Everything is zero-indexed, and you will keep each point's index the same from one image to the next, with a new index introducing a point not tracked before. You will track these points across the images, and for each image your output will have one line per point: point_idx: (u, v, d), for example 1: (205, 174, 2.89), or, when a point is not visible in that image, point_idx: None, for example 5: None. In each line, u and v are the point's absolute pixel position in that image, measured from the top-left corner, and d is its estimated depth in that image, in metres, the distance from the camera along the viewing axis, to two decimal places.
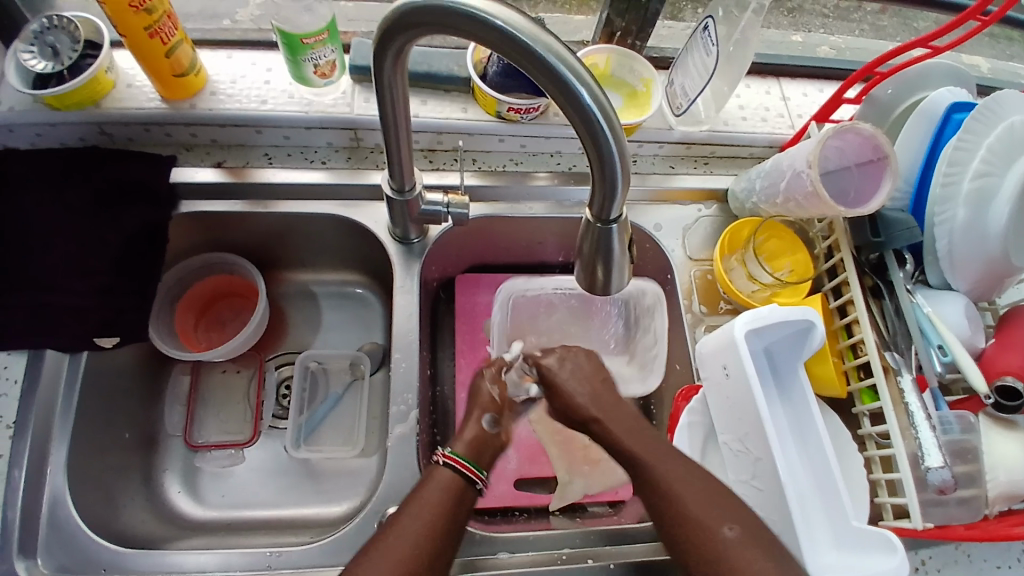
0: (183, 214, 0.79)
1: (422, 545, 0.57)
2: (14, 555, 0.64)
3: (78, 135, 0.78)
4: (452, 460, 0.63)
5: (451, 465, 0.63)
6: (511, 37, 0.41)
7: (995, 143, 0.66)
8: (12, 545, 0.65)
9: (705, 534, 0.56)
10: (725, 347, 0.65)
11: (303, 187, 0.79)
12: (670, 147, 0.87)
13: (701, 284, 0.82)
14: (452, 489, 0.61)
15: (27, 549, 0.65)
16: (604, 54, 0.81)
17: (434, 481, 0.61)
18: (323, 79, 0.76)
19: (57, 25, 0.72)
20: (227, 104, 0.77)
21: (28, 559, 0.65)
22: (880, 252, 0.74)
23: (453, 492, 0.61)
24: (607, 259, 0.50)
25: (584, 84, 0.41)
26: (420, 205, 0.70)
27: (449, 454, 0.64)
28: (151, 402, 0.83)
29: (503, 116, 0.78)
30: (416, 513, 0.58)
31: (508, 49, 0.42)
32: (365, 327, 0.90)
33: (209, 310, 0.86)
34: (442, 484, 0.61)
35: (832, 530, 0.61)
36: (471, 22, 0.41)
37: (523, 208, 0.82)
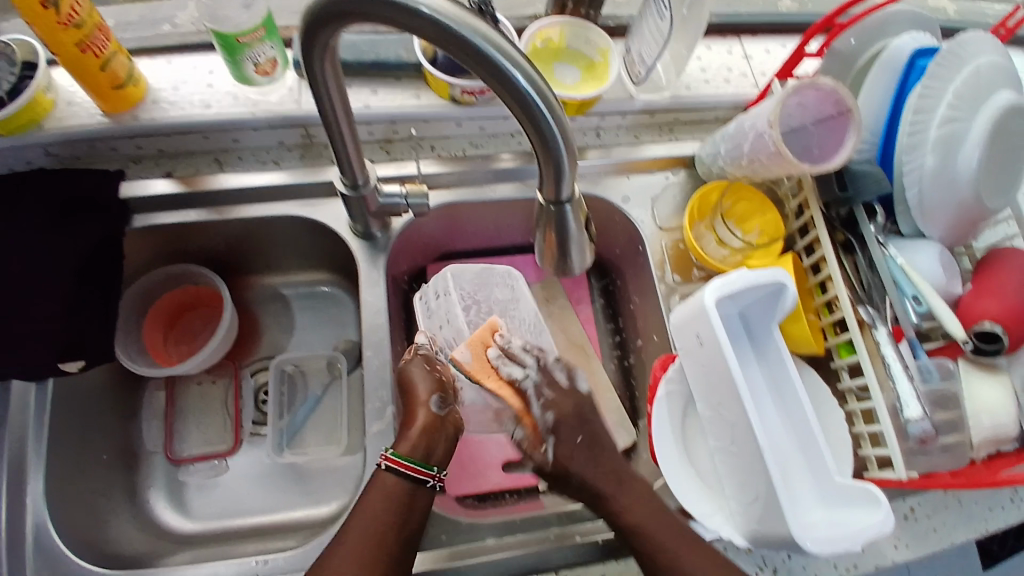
0: (137, 227, 0.77)
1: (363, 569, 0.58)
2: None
3: (26, 158, 0.76)
4: (395, 464, 0.63)
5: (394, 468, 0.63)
6: (440, 25, 0.39)
7: (962, 88, 0.66)
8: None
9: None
10: (698, 316, 0.64)
11: (259, 190, 0.77)
12: (633, 117, 0.85)
13: (673, 254, 0.80)
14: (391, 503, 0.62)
15: None
16: (557, 27, 0.79)
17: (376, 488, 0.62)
18: (266, 77, 0.74)
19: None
20: (171, 112, 0.74)
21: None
22: (850, 207, 0.73)
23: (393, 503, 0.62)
24: (569, 239, 0.50)
25: (519, 71, 0.40)
26: (378, 199, 0.68)
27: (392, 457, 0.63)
28: (128, 420, 0.82)
29: (457, 99, 0.76)
30: (352, 533, 0.60)
31: (438, 38, 0.40)
32: (339, 324, 0.89)
33: (177, 321, 0.85)
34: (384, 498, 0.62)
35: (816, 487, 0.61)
36: (400, 11, 0.40)
37: (488, 190, 0.80)
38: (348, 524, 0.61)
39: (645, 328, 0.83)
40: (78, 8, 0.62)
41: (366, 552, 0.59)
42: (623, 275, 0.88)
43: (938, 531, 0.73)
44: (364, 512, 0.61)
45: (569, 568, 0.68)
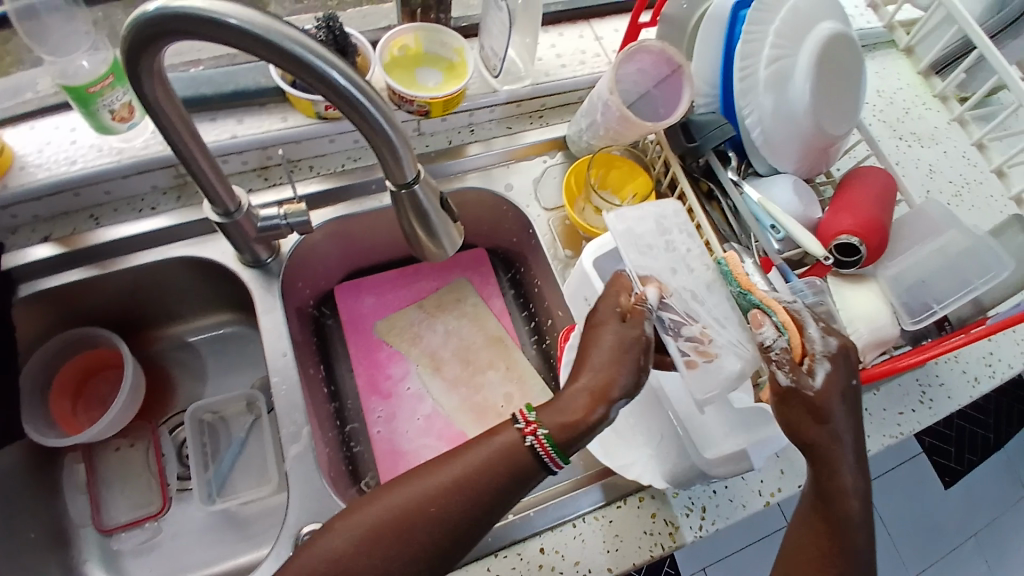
0: (25, 297, 0.75)
1: (412, 509, 0.52)
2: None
3: None
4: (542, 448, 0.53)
5: (536, 450, 0.53)
6: (249, 34, 0.43)
7: (782, 27, 0.72)
8: None
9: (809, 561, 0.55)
10: (582, 281, 0.70)
11: (143, 237, 0.77)
12: (502, 109, 0.89)
13: (562, 231, 0.84)
14: (506, 456, 0.53)
15: None
16: (410, 34, 0.82)
17: (495, 445, 0.54)
18: (125, 123, 0.74)
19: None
20: (40, 174, 0.74)
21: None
22: (704, 156, 0.78)
23: (508, 455, 0.53)
24: (424, 213, 0.55)
25: (333, 67, 0.44)
26: (256, 222, 0.69)
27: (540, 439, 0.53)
28: (51, 495, 0.79)
29: (324, 115, 0.78)
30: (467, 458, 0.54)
31: (250, 45, 0.43)
32: (257, 360, 0.89)
33: (85, 388, 0.83)
34: (496, 455, 0.53)
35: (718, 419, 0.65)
36: (210, 26, 0.43)
37: (375, 200, 0.82)
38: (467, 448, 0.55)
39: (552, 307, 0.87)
40: None
41: (415, 498, 0.52)
42: (526, 261, 0.92)
43: None
44: (484, 450, 0.54)
45: (508, 548, 0.67)
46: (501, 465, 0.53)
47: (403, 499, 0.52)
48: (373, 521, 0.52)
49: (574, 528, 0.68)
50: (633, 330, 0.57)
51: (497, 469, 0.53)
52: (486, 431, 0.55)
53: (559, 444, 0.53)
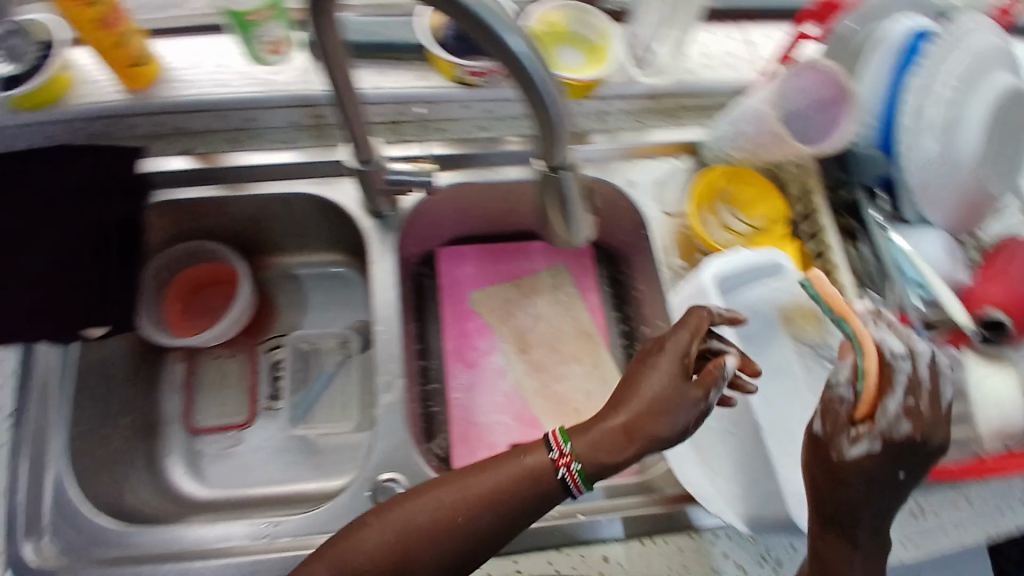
0: (158, 202, 0.79)
1: (433, 520, 0.55)
2: (20, 537, 0.66)
3: (49, 134, 0.78)
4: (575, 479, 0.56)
5: (565, 480, 0.56)
6: None
7: (962, 72, 0.67)
8: (18, 527, 0.66)
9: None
10: (697, 296, 0.67)
11: (272, 168, 0.79)
12: (637, 103, 0.85)
13: (678, 239, 0.80)
14: (532, 480, 0.56)
15: (33, 532, 0.67)
16: (559, 11, 0.80)
17: (517, 463, 0.57)
18: (277, 56, 0.76)
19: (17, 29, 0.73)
20: (185, 90, 0.76)
21: (37, 539, 0.67)
22: (853, 192, 0.77)
23: (533, 481, 0.56)
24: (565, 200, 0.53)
25: (518, 39, 0.42)
26: (388, 177, 0.70)
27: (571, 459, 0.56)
28: (148, 389, 0.84)
29: (463, 80, 0.77)
30: (497, 466, 0.57)
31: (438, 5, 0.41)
32: (352, 305, 0.92)
33: (194, 297, 0.87)
34: (516, 481, 0.56)
35: None
36: None
37: (499, 173, 0.82)
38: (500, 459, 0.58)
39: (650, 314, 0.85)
40: None
41: (436, 511, 0.55)
42: (630, 262, 0.90)
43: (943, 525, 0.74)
44: (518, 467, 0.57)
45: (572, 547, 0.67)
46: (523, 488, 0.56)
47: (428, 509, 0.55)
48: (384, 526, 0.55)
49: (640, 545, 0.67)
50: (692, 395, 0.58)
51: (515, 488, 0.56)
52: (520, 447, 0.58)
53: (589, 473, 0.56)
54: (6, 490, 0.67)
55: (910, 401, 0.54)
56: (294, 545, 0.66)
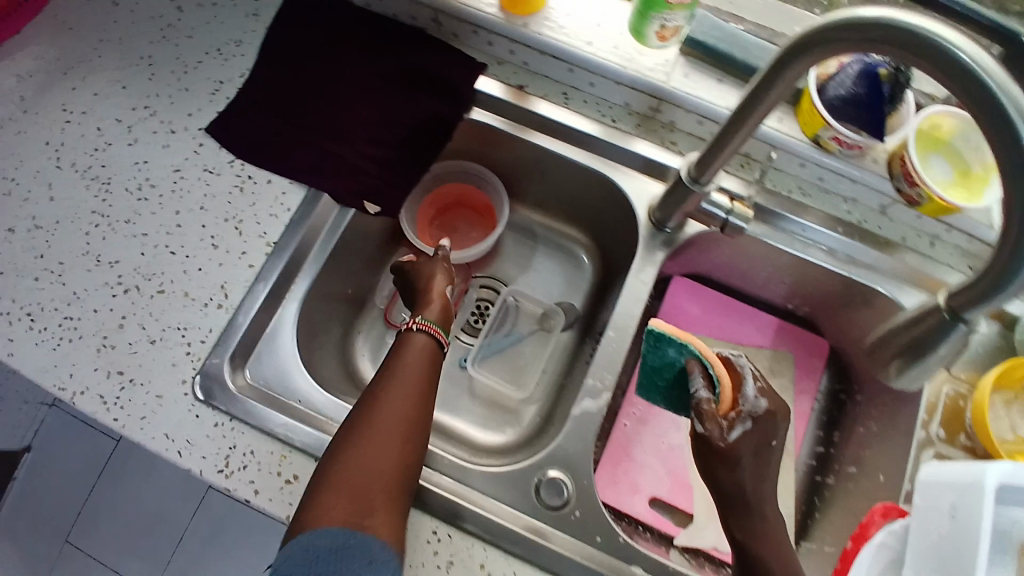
0: (469, 120, 0.80)
1: (411, 416, 0.63)
2: (226, 354, 0.70)
3: (413, 15, 0.81)
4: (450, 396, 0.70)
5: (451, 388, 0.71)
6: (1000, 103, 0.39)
7: None
8: (231, 346, 0.71)
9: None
10: (968, 486, 0.58)
11: (584, 138, 0.79)
12: (977, 245, 0.74)
13: (948, 407, 0.70)
14: (426, 359, 0.69)
15: (238, 357, 0.71)
16: (954, 118, 0.70)
17: (412, 346, 0.70)
18: (660, 42, 0.72)
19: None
20: (552, 34, 0.74)
21: (238, 365, 0.71)
22: None
23: (427, 360, 0.69)
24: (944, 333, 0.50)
25: None
26: (701, 203, 0.69)
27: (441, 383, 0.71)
28: (372, 270, 0.88)
29: (820, 141, 0.71)
30: (403, 376, 0.66)
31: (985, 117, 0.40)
32: (571, 285, 0.92)
33: (447, 211, 0.91)
34: (400, 375, 0.66)
35: None
36: (962, 76, 0.40)
37: (790, 242, 0.76)
38: (395, 362, 0.68)
39: (866, 458, 0.76)
40: None
41: (407, 404, 0.64)
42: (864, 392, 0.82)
43: None
44: (409, 366, 0.67)
45: None
46: (420, 363, 0.68)
47: (403, 408, 0.63)
48: (388, 405, 0.63)
49: None
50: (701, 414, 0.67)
51: (411, 375, 0.67)
52: (404, 336, 0.71)
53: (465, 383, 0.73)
54: (236, 307, 0.72)
55: (762, 385, 0.67)
56: (450, 489, 0.67)
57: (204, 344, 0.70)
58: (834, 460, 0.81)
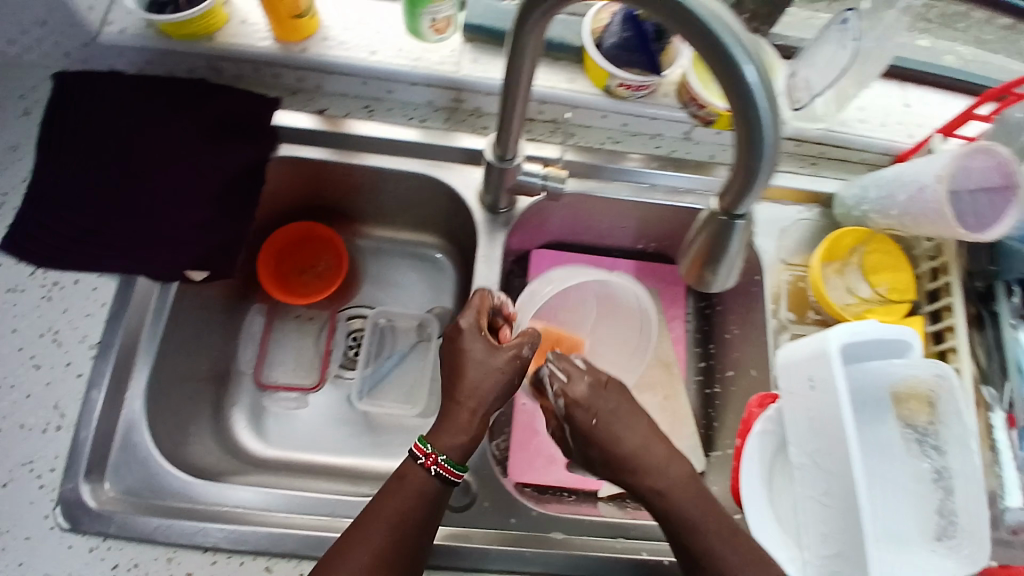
0: (280, 157, 0.79)
1: (390, 544, 0.58)
2: (80, 475, 0.65)
3: (189, 66, 0.78)
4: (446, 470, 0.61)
5: (441, 475, 0.61)
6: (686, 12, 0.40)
7: None
8: (82, 464, 0.65)
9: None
10: (815, 357, 0.63)
11: (399, 144, 0.79)
12: (778, 143, 0.80)
13: (792, 292, 0.78)
14: (422, 500, 0.60)
15: (95, 472, 0.66)
16: None
17: (406, 483, 0.61)
18: (437, 35, 0.74)
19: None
20: (336, 52, 0.74)
21: (93, 483, 0.65)
22: (990, 282, 0.71)
23: (427, 499, 0.61)
24: (727, 237, 0.51)
25: (753, 70, 0.40)
26: (518, 175, 0.71)
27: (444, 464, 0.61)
28: (227, 337, 0.84)
29: (611, 91, 0.75)
30: (387, 507, 0.59)
31: (682, 24, 0.40)
32: (437, 289, 0.91)
33: (284, 256, 0.87)
34: (384, 523, 0.58)
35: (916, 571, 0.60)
36: None
37: (616, 190, 0.80)
38: (377, 502, 0.60)
39: (738, 360, 0.82)
40: None
41: (385, 542, 0.58)
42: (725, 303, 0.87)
43: None
44: (388, 499, 0.60)
45: None
46: (414, 509, 0.60)
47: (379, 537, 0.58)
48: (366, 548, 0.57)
49: None
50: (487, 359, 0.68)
51: (401, 522, 0.59)
52: (397, 475, 0.62)
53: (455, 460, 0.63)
54: (76, 422, 0.67)
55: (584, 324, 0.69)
56: None
57: (56, 471, 0.65)
58: (717, 372, 0.85)
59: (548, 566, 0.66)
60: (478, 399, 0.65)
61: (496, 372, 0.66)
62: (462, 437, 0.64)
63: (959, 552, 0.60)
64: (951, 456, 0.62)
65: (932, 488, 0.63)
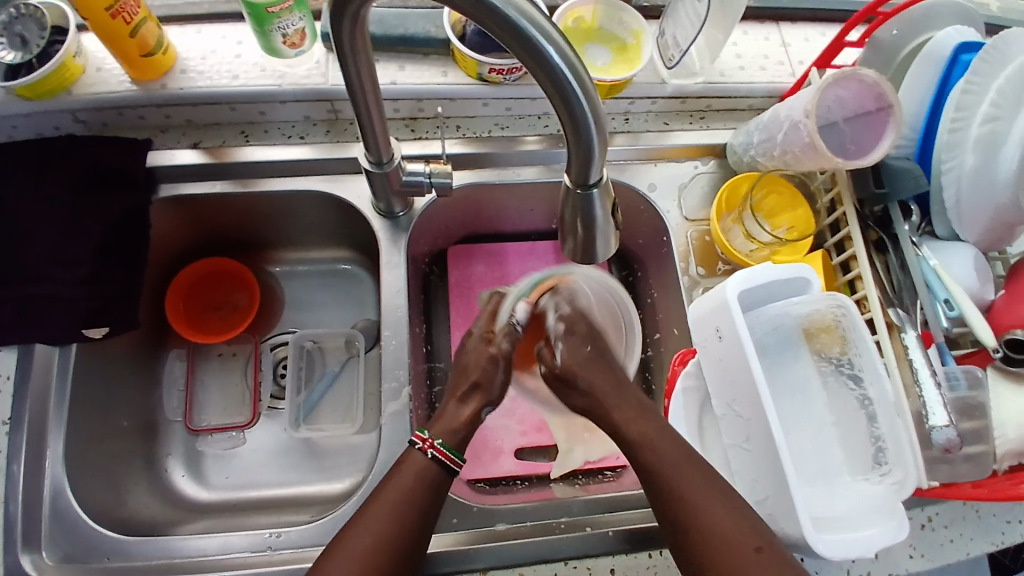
0: (163, 198, 0.77)
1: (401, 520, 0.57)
2: (19, 546, 0.65)
3: (55, 124, 0.76)
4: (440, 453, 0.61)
5: (438, 459, 0.61)
6: None
7: (1006, 84, 0.62)
8: (16, 538, 0.65)
9: (729, 544, 0.53)
10: (719, 309, 0.63)
11: (283, 164, 0.77)
12: (663, 102, 0.83)
13: (698, 246, 0.79)
14: (428, 481, 0.60)
15: (31, 544, 0.65)
16: (590, 6, 0.76)
17: (408, 466, 0.60)
18: (294, 49, 0.73)
19: (24, 14, 0.72)
20: (198, 82, 0.75)
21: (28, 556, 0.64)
22: (885, 205, 0.71)
23: (430, 481, 0.60)
24: (591, 220, 0.47)
25: (554, 46, 0.38)
26: (402, 177, 0.68)
27: (438, 446, 0.61)
28: (148, 388, 0.82)
29: (485, 78, 0.74)
30: (397, 486, 0.59)
31: (472, 10, 0.37)
32: (359, 302, 0.89)
33: (196, 295, 0.85)
34: (397, 496, 0.58)
35: (853, 501, 0.59)
36: None
37: (513, 173, 0.79)
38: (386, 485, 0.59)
39: (666, 321, 0.82)
40: None
41: (397, 517, 0.57)
42: (644, 267, 0.87)
43: (952, 543, 0.71)
44: (398, 483, 0.59)
45: (579, 560, 0.66)
46: (422, 488, 0.59)
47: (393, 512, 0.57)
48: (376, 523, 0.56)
49: (651, 558, 0.67)
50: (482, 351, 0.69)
51: (407, 500, 0.58)
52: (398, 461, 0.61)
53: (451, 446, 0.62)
54: (3, 497, 0.66)
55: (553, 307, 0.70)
56: (295, 558, 0.65)
57: None
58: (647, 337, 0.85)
59: (493, 560, 0.66)
60: (479, 399, 0.67)
61: (483, 365, 0.68)
62: (466, 429, 0.65)
63: (889, 477, 0.59)
64: (868, 383, 0.62)
65: (857, 415, 0.62)
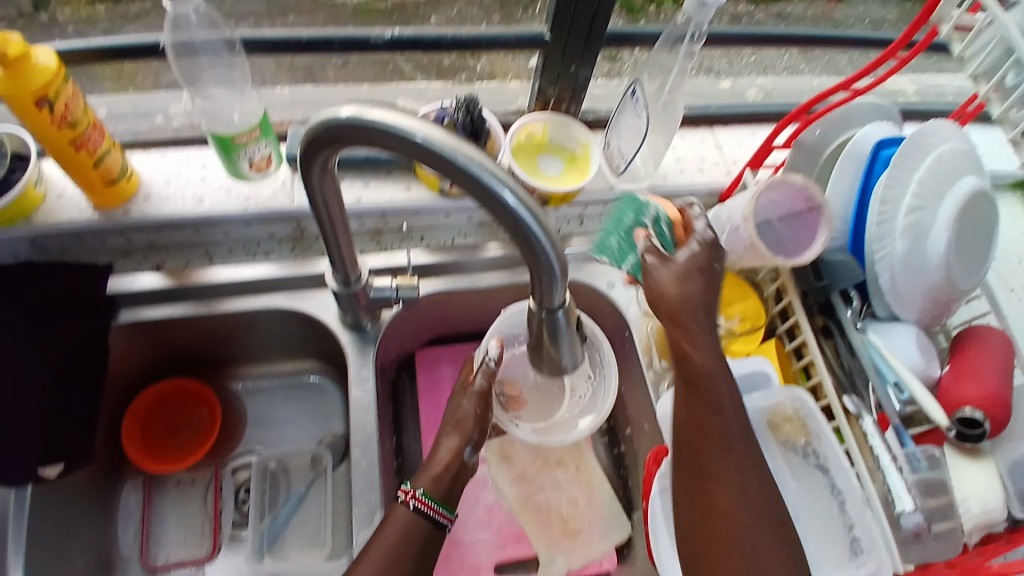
0: (122, 324, 0.76)
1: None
2: None
3: (11, 251, 0.75)
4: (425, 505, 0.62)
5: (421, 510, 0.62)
6: (432, 152, 0.39)
7: (924, 177, 0.70)
8: None
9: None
10: None
11: (248, 283, 0.78)
12: None
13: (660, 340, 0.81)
14: (410, 539, 0.61)
15: None
16: (540, 122, 0.82)
17: (392, 522, 0.62)
18: (261, 173, 0.75)
19: None
20: (163, 208, 0.76)
21: None
22: (828, 294, 0.76)
23: (409, 538, 0.61)
24: (560, 341, 0.47)
25: (510, 191, 0.39)
26: (370, 293, 0.69)
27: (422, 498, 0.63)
28: (102, 524, 0.78)
29: (446, 191, 0.79)
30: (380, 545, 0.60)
31: (432, 165, 0.39)
32: (325, 415, 0.88)
33: (150, 421, 0.82)
34: (382, 558, 0.60)
35: None
36: (391, 138, 0.39)
37: (478, 279, 0.82)
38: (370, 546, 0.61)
39: (634, 416, 0.83)
40: (72, 106, 0.63)
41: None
42: None
43: None
44: (379, 547, 0.60)
45: None
46: (406, 545, 0.61)
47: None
48: None
49: None
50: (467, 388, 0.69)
51: (393, 557, 0.60)
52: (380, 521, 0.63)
53: (440, 496, 0.64)
54: None
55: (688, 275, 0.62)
56: None
57: None
58: (618, 432, 0.85)
59: None
60: (459, 437, 0.67)
61: (469, 407, 0.68)
62: (449, 475, 0.66)
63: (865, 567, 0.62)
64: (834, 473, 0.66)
65: (829, 504, 0.66)
